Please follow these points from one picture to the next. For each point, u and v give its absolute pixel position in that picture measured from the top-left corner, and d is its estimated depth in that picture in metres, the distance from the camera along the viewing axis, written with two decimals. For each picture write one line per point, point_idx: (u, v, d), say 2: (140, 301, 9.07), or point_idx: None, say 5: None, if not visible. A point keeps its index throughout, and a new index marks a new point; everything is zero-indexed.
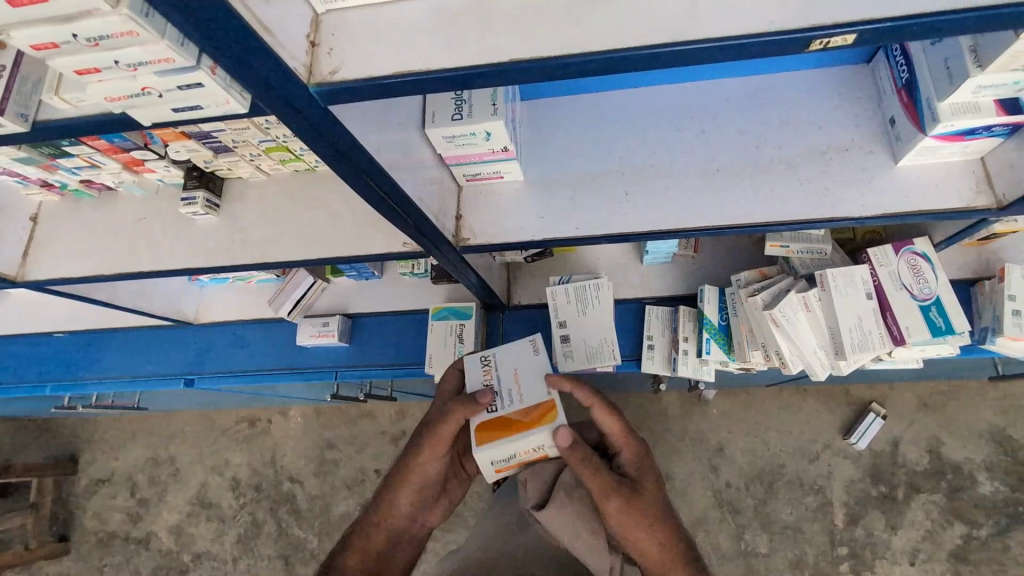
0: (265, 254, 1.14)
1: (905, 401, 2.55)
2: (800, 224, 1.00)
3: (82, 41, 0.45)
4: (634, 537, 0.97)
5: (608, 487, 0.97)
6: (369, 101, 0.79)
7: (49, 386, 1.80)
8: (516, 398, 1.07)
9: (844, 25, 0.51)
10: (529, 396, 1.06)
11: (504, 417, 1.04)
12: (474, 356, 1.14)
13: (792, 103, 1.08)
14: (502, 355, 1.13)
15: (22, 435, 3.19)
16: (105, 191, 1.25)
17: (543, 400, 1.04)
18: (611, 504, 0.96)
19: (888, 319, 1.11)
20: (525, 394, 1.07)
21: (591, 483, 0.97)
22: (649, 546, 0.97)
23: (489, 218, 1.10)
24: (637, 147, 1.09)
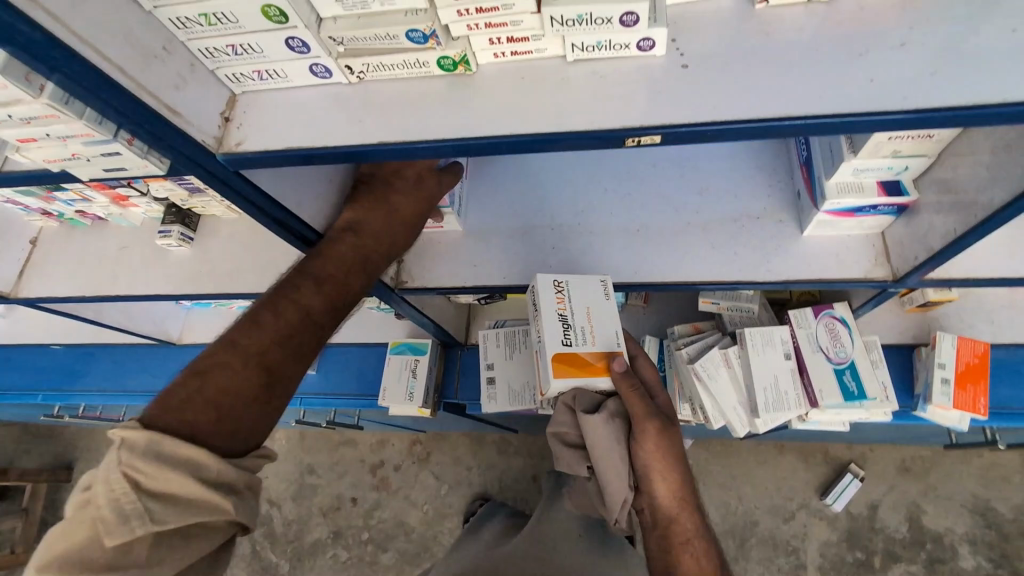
0: (228, 286, 1.26)
1: (885, 464, 2.51)
2: (709, 285, 1.07)
3: (17, 119, 0.57)
4: (660, 468, 1.00)
5: (651, 413, 0.99)
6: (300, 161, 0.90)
7: (41, 395, 1.94)
8: (588, 337, 1.03)
9: (650, 127, 0.58)
10: (602, 339, 1.03)
11: (578, 354, 1.01)
12: (546, 277, 1.05)
13: (713, 171, 1.16)
14: (575, 285, 1.06)
15: (24, 441, 3.33)
16: (98, 220, 1.39)
17: (615, 349, 1.03)
18: (649, 427, 0.99)
19: (805, 381, 1.15)
20: (597, 334, 1.04)
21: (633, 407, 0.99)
22: (671, 479, 1.01)
23: (428, 264, 1.19)
24: (567, 205, 1.18)
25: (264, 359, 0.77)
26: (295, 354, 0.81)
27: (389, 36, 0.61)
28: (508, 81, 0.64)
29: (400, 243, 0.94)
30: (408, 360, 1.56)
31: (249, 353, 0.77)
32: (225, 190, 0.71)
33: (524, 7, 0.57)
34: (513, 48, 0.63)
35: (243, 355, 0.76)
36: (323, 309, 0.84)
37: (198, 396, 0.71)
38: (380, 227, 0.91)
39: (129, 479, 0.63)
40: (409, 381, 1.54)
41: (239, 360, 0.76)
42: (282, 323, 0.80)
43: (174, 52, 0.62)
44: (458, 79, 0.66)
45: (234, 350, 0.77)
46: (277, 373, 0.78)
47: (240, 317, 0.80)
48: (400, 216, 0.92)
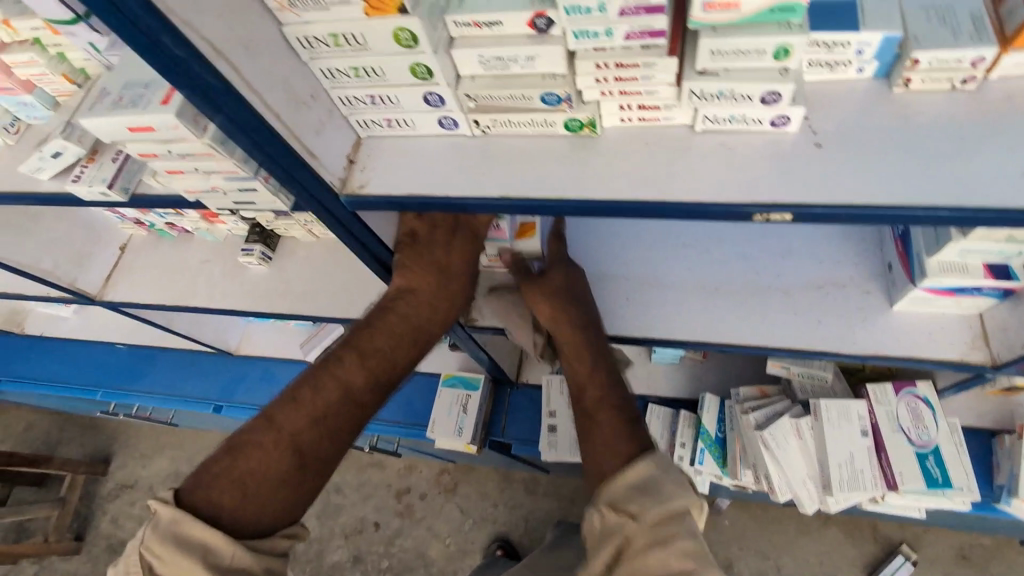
0: (302, 308, 1.30)
1: (940, 549, 2.35)
2: (788, 352, 1.05)
3: (174, 154, 0.60)
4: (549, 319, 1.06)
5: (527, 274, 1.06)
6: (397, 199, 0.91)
7: (101, 392, 2.02)
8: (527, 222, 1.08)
9: (782, 206, 0.58)
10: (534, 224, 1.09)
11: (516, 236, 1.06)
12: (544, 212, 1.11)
13: (796, 235, 1.15)
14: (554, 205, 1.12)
15: (68, 429, 3.44)
16: (183, 232, 1.46)
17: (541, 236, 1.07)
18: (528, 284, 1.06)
19: (883, 461, 1.09)
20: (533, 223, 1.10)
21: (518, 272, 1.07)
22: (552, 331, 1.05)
23: (499, 303, 1.20)
24: (643, 257, 1.18)
25: (298, 439, 0.77)
26: (331, 435, 0.79)
27: (524, 97, 0.63)
28: (632, 145, 0.65)
29: (453, 309, 0.92)
30: (458, 395, 1.55)
31: (283, 432, 0.76)
32: (340, 229, 0.73)
33: (662, 79, 0.59)
34: (640, 115, 0.64)
35: (277, 434, 0.76)
36: (364, 387, 0.83)
37: (224, 474, 0.72)
38: (427, 296, 0.89)
39: (146, 562, 0.64)
40: (459, 416, 1.53)
41: (271, 439, 0.76)
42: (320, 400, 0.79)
43: (318, 100, 0.65)
44: (582, 139, 0.67)
45: (269, 425, 0.77)
46: (310, 455, 0.77)
47: (280, 394, 0.80)
48: (454, 277, 0.91)
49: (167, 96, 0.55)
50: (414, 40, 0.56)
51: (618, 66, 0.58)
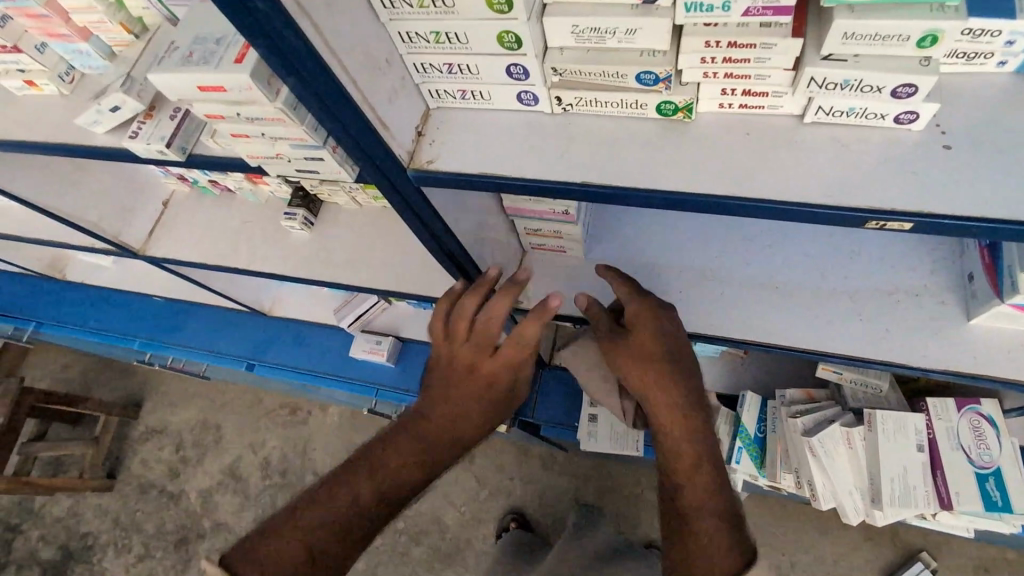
0: (343, 277, 1.28)
1: (962, 559, 2.31)
2: (851, 359, 0.99)
3: (242, 117, 0.57)
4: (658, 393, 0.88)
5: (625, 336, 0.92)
6: None
7: (138, 341, 2.06)
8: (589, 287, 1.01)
9: (902, 213, 0.52)
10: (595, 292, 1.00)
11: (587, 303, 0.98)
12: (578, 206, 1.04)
13: (868, 235, 1.07)
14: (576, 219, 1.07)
15: (102, 372, 3.56)
16: (226, 191, 1.44)
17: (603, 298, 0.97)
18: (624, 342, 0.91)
19: (938, 479, 1.04)
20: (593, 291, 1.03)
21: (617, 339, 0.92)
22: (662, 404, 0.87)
23: (546, 286, 1.17)
24: (700, 247, 1.12)
25: (375, 482, 0.82)
26: (403, 485, 0.84)
27: (617, 74, 0.58)
28: (730, 133, 0.60)
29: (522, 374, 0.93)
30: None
31: (361, 483, 0.81)
32: (402, 205, 0.70)
33: (779, 62, 0.53)
34: (745, 101, 0.58)
35: (358, 476, 0.82)
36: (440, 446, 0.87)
37: (304, 511, 0.77)
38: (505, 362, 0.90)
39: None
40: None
41: (352, 478, 0.81)
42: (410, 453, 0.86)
43: (393, 64, 0.60)
44: (674, 124, 0.62)
45: (351, 467, 0.83)
46: (383, 503, 0.81)
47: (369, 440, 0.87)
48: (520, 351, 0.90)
49: (241, 55, 0.51)
50: (508, 5, 0.52)
51: (731, 46, 0.52)
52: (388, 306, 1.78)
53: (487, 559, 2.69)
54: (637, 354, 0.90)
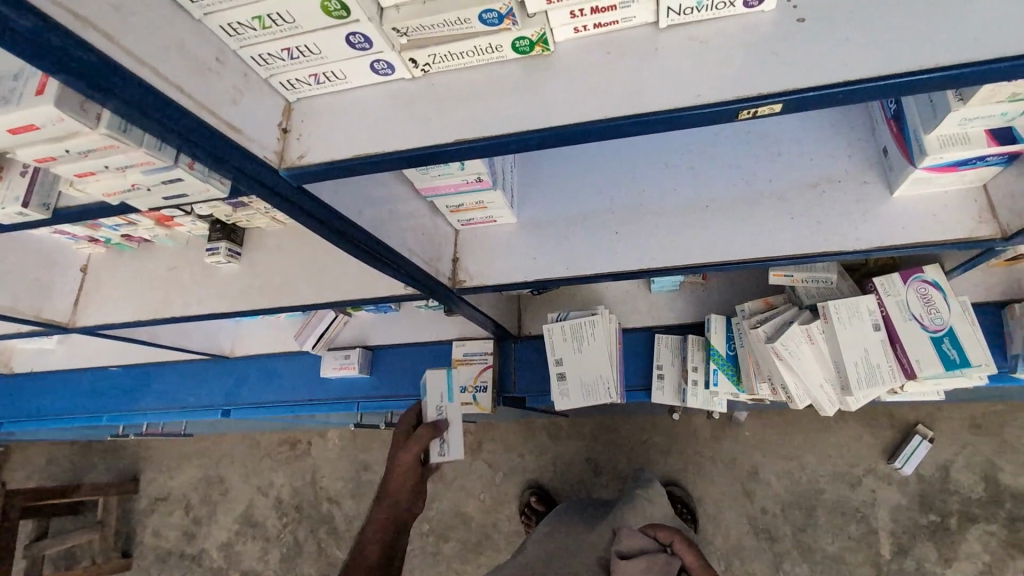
0: (282, 300, 1.24)
1: (957, 423, 2.39)
2: (790, 258, 0.99)
3: (74, 153, 0.55)
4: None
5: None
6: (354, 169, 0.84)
7: (106, 416, 1.99)
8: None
9: (767, 96, 0.51)
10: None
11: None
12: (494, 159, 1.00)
13: (781, 136, 1.08)
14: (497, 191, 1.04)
15: (90, 455, 3.47)
16: (143, 242, 1.38)
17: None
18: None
19: (898, 351, 1.07)
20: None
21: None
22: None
23: (484, 259, 1.14)
24: (625, 185, 1.10)
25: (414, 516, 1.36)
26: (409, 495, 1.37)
27: (460, 20, 0.55)
28: (592, 58, 0.58)
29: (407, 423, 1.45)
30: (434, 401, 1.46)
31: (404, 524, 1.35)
32: (288, 208, 0.67)
33: None
34: (596, 20, 0.56)
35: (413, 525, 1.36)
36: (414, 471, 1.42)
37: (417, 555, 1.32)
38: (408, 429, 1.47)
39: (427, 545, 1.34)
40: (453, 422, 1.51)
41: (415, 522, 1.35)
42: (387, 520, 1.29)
43: (227, 63, 0.57)
44: (535, 61, 0.59)
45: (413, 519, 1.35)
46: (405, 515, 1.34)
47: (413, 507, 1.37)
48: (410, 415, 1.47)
49: (40, 86, 0.48)
50: None
51: None
52: (350, 318, 1.77)
53: (516, 537, 2.72)
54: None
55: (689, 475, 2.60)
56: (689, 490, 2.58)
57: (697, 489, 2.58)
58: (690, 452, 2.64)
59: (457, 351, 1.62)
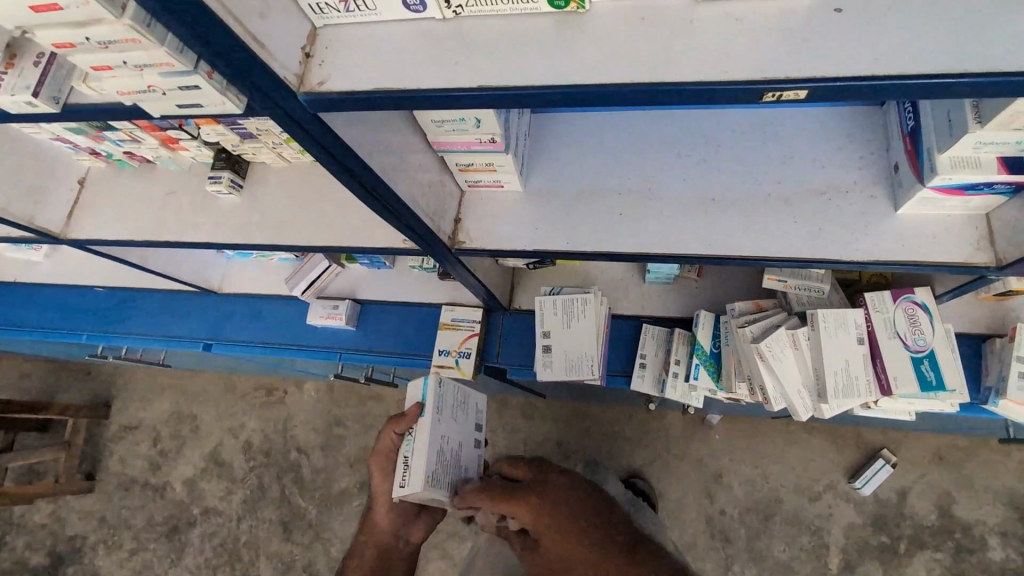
0: (278, 237, 1.23)
1: (919, 451, 2.47)
2: (787, 262, 1.01)
3: (94, 42, 0.56)
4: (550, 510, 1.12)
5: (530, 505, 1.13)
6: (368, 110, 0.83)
7: (86, 334, 1.97)
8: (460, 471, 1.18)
9: (797, 81, 0.51)
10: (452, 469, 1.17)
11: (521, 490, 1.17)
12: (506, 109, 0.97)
13: (796, 140, 1.07)
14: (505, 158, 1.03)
15: (64, 376, 3.45)
16: (145, 163, 1.37)
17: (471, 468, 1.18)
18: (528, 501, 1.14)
19: (877, 367, 1.09)
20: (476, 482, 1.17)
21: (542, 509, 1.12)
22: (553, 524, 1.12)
23: (486, 224, 1.14)
24: (635, 169, 1.10)
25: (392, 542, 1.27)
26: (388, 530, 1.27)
27: None
28: (625, 21, 0.58)
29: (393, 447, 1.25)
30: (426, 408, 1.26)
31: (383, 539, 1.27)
32: (300, 135, 0.66)
33: None
34: None
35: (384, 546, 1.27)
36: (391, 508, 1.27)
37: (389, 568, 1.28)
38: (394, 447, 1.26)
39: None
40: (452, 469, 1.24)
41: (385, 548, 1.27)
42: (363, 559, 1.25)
43: None
44: (569, 17, 0.59)
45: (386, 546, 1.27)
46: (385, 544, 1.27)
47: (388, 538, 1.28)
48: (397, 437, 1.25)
49: None
50: None
51: None
52: (343, 270, 1.77)
53: None
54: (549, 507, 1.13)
55: (655, 469, 2.65)
56: (653, 484, 2.63)
57: (661, 484, 2.63)
58: (659, 448, 2.68)
59: (445, 316, 1.63)
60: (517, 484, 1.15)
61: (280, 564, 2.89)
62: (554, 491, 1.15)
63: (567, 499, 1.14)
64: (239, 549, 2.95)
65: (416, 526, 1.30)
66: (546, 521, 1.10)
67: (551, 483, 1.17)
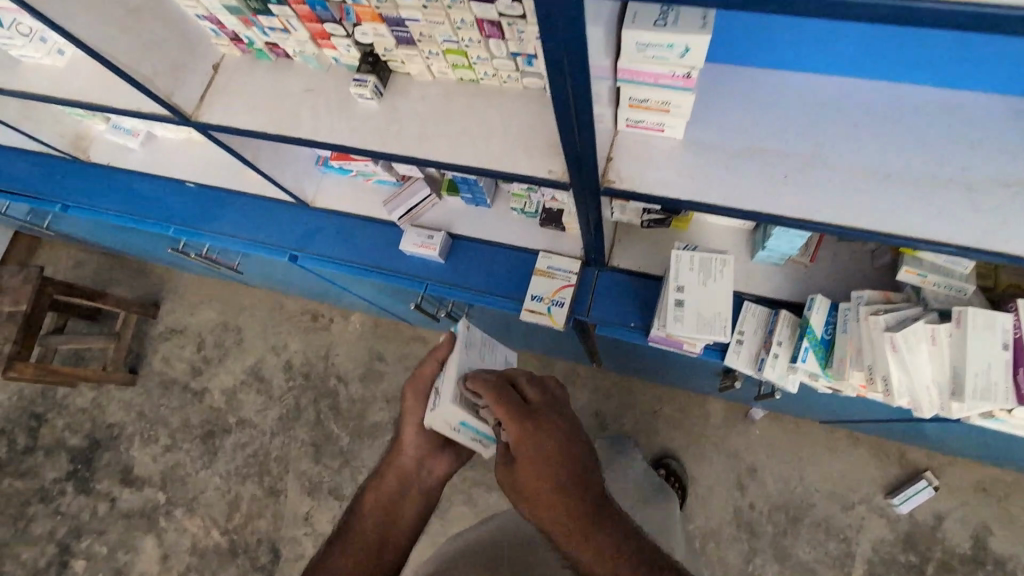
0: (414, 150, 1.21)
1: (961, 478, 2.45)
2: (962, 250, 0.95)
3: None
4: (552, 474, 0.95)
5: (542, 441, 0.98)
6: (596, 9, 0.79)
7: (174, 229, 2.00)
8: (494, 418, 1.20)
9: None
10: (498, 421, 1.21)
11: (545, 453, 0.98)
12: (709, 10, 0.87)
13: (984, 126, 1.02)
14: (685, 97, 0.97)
15: (117, 270, 3.52)
16: (282, 57, 1.34)
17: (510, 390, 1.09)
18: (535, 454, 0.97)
19: (1020, 375, 1.05)
20: None
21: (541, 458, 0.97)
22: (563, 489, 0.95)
23: (637, 166, 1.10)
24: (805, 132, 1.06)
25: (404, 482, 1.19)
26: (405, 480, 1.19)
27: None
28: None
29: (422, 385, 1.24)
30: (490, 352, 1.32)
31: (396, 484, 1.18)
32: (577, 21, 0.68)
33: None
34: None
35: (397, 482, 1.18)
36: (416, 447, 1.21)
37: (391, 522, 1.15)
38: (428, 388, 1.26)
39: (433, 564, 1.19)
40: (478, 436, 1.19)
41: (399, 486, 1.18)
42: (378, 501, 1.17)
43: None
44: None
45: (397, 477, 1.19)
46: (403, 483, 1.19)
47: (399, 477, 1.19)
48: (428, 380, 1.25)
49: None
50: None
51: None
52: (440, 202, 1.76)
53: None
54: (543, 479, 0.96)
55: (690, 453, 2.66)
56: (686, 466, 2.64)
57: (693, 469, 2.64)
58: (697, 433, 2.68)
59: (541, 262, 1.60)
60: (526, 421, 1.00)
61: (308, 482, 2.97)
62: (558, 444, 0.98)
63: (559, 448, 0.97)
64: (269, 462, 3.03)
65: (441, 458, 1.22)
66: (542, 468, 0.96)
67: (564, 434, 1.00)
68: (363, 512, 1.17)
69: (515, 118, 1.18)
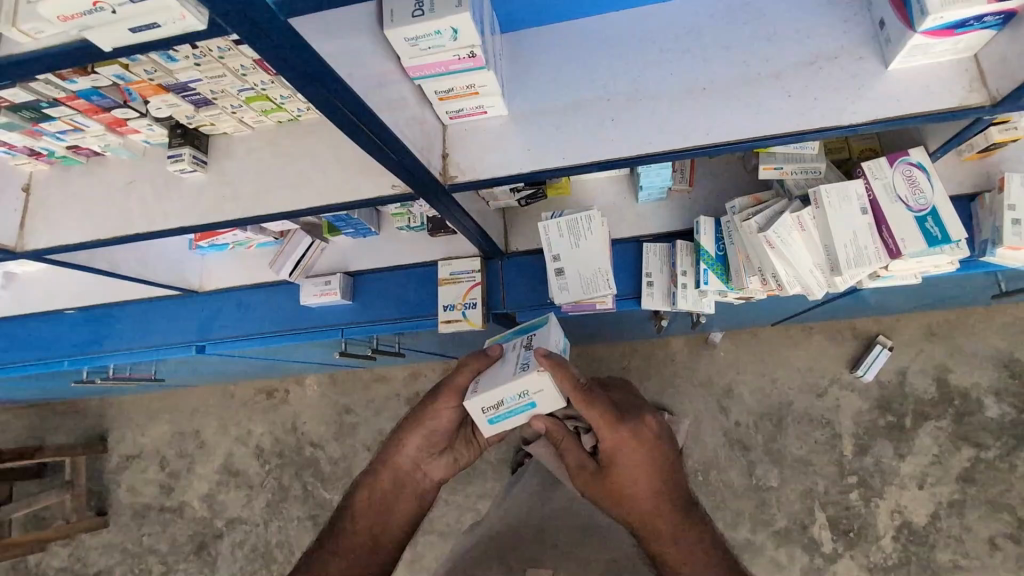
0: (253, 208, 1.15)
1: (911, 331, 2.56)
2: (787, 137, 0.97)
3: None
4: (637, 484, 0.95)
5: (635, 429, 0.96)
6: (336, 14, 0.77)
7: (66, 362, 1.88)
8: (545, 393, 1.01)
9: None
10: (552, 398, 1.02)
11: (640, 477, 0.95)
12: None
13: (776, 15, 1.05)
14: (483, 76, 0.97)
15: (49, 419, 3.32)
16: (93, 156, 1.27)
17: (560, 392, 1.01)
18: (621, 431, 0.96)
19: (883, 233, 1.11)
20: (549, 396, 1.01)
21: (645, 459, 0.95)
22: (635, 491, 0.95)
23: (476, 155, 1.09)
24: (618, 72, 1.07)
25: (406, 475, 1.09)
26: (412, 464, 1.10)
27: None
28: None
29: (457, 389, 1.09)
30: (469, 406, 1.02)
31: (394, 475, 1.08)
32: (297, 54, 0.65)
33: None
34: None
35: (392, 475, 1.08)
36: (438, 434, 1.11)
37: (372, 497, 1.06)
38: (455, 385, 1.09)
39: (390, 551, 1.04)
40: (516, 406, 1.02)
41: (399, 483, 1.08)
42: (368, 506, 1.04)
43: None
44: None
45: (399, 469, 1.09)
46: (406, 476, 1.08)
47: (398, 472, 1.08)
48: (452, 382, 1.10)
49: None
50: None
51: None
52: (328, 245, 1.71)
53: (502, 465, 2.74)
54: (635, 496, 0.95)
55: (668, 395, 2.70)
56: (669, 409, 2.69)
57: (676, 409, 2.68)
58: (667, 375, 2.73)
59: (442, 271, 1.58)
60: (619, 428, 0.95)
61: None
62: (637, 439, 0.96)
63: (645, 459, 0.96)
64: (272, 550, 2.94)
65: (445, 467, 1.12)
66: (632, 484, 0.95)
67: (635, 441, 0.96)
68: (358, 501, 1.06)
69: (343, 144, 1.13)
